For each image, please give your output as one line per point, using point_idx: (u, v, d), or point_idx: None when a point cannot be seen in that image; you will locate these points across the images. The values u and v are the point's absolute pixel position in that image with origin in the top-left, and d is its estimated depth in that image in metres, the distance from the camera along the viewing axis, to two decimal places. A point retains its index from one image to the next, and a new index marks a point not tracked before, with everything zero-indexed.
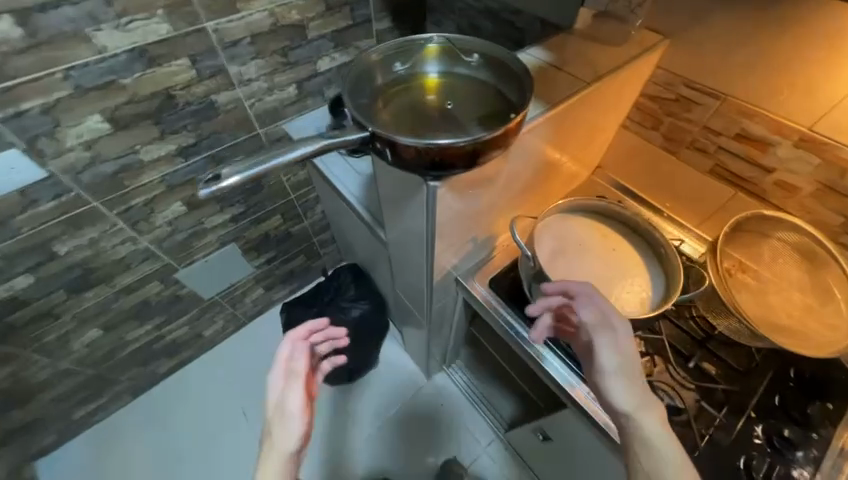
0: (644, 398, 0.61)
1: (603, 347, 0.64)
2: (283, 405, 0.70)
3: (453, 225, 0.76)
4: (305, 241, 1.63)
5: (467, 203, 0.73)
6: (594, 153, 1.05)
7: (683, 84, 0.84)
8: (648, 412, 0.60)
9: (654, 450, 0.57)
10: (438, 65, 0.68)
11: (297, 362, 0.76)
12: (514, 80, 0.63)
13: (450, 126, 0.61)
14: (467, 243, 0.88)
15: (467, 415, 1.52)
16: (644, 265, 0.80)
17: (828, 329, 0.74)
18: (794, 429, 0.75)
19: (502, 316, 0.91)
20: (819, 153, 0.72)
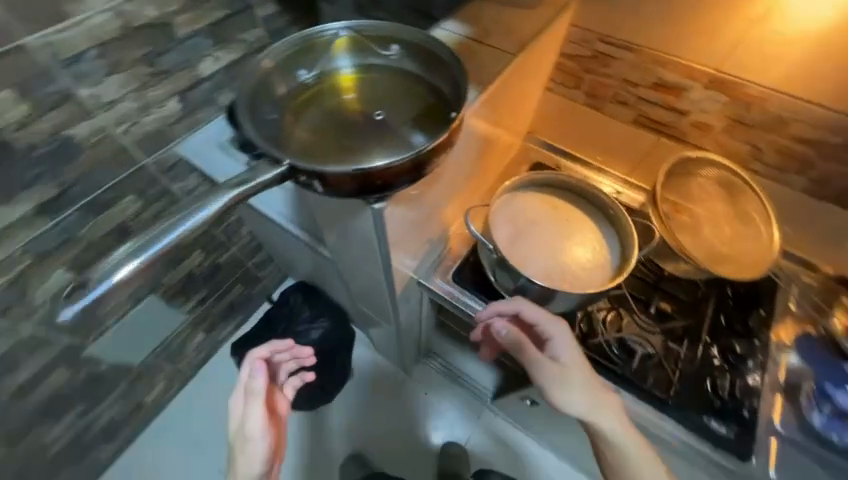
0: (589, 389, 0.70)
1: (531, 363, 0.73)
2: (246, 423, 0.79)
3: (405, 233, 0.70)
4: (238, 268, 1.43)
5: (415, 208, 0.67)
6: (524, 119, 1.02)
7: (599, 39, 0.84)
8: (596, 401, 0.69)
9: (606, 430, 0.69)
10: (353, 65, 0.62)
11: (256, 381, 0.82)
12: (443, 69, 0.58)
13: (384, 137, 0.55)
14: (422, 245, 0.83)
15: (453, 398, 1.44)
16: (597, 226, 0.80)
17: (760, 248, 0.80)
18: (742, 343, 0.81)
19: (470, 306, 0.87)
20: (726, 92, 0.77)
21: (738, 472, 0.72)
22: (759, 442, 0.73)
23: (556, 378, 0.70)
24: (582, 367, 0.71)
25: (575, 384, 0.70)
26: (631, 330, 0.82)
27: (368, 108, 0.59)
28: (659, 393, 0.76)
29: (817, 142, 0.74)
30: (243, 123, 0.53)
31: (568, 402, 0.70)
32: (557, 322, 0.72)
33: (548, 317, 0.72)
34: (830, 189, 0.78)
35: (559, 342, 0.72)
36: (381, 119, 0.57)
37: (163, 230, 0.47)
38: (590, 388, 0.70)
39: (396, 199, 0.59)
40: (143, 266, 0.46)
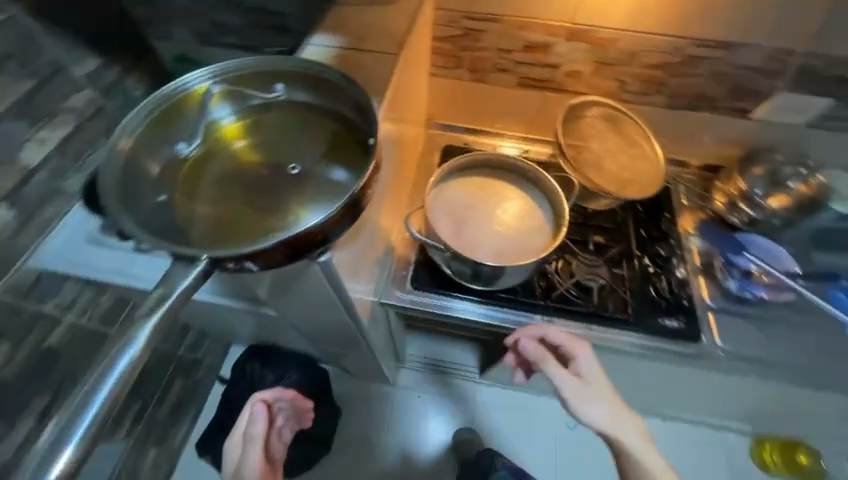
0: (614, 405, 0.70)
1: (558, 380, 0.71)
2: (243, 465, 0.84)
3: (355, 266, 0.66)
4: (170, 360, 1.24)
5: (358, 240, 0.63)
6: (420, 109, 1.02)
7: (464, 18, 0.86)
8: (622, 418, 0.69)
9: (636, 452, 0.67)
10: (238, 117, 0.56)
11: (255, 426, 0.88)
12: (338, 92, 0.54)
13: (305, 186, 0.50)
14: (372, 269, 0.80)
15: (446, 387, 1.43)
16: (525, 192, 0.82)
17: (649, 166, 0.92)
18: (663, 245, 0.94)
19: (442, 306, 0.86)
20: (584, 39, 0.85)
21: (697, 353, 0.84)
22: (701, 320, 0.87)
23: (583, 398, 0.70)
24: (609, 386, 0.72)
25: (600, 402, 0.70)
26: (580, 270, 0.90)
27: (273, 157, 0.53)
28: (621, 315, 0.85)
29: (664, 64, 0.86)
30: (127, 225, 0.45)
31: (594, 419, 0.69)
32: (579, 344, 0.75)
33: (569, 340, 0.76)
34: (683, 99, 0.92)
35: (585, 362, 0.74)
36: (298, 172, 0.52)
37: (92, 386, 0.39)
38: (616, 405, 0.70)
39: (339, 245, 0.56)
40: (84, 444, 0.38)
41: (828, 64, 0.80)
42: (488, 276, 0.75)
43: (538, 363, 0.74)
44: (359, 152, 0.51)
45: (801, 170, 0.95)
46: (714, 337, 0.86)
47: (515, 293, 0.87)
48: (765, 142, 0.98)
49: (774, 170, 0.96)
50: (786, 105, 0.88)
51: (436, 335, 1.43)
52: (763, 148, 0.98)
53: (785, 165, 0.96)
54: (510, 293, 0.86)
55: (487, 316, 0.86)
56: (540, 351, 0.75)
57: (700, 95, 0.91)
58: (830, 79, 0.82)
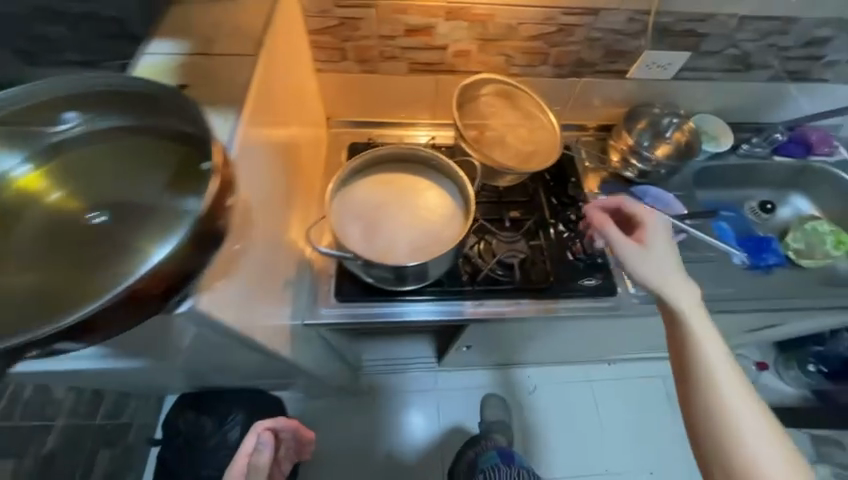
0: (670, 267, 0.66)
1: (611, 233, 0.70)
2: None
3: (253, 301, 0.57)
4: (86, 433, 1.11)
5: (248, 272, 0.55)
6: (314, 110, 0.95)
7: (335, 6, 0.80)
8: (678, 278, 0.64)
9: (684, 312, 0.62)
10: (18, 163, 0.45)
11: (264, 453, 0.80)
12: (159, 107, 0.47)
13: (133, 244, 0.42)
14: (286, 298, 0.72)
15: (408, 383, 1.42)
16: (433, 181, 0.80)
17: (548, 135, 0.93)
18: (573, 210, 0.98)
19: (372, 312, 0.83)
20: (463, 17, 0.83)
21: (617, 304, 0.90)
22: (616, 273, 0.92)
23: (642, 258, 0.67)
24: (672, 253, 0.68)
25: (662, 266, 0.66)
26: (501, 249, 0.91)
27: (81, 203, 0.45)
28: (544, 283, 0.87)
29: (542, 35, 0.88)
30: None
31: (653, 278, 0.65)
32: (649, 218, 0.71)
33: (640, 214, 0.72)
34: (566, 67, 0.96)
35: (653, 228, 0.70)
36: (109, 218, 0.44)
37: None
38: (673, 267, 0.66)
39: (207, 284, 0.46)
40: None
41: (678, 19, 0.87)
42: (407, 276, 0.72)
43: (599, 226, 0.72)
44: (203, 176, 0.43)
45: (674, 120, 1.05)
46: (629, 287, 0.91)
47: (442, 284, 0.86)
48: (641, 98, 1.07)
49: (653, 122, 1.06)
50: (654, 61, 0.95)
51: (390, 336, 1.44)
52: (641, 104, 1.07)
53: (662, 116, 1.06)
54: (437, 285, 0.85)
55: (416, 313, 0.84)
56: (600, 216, 0.74)
57: (580, 61, 0.95)
58: (683, 33, 0.89)
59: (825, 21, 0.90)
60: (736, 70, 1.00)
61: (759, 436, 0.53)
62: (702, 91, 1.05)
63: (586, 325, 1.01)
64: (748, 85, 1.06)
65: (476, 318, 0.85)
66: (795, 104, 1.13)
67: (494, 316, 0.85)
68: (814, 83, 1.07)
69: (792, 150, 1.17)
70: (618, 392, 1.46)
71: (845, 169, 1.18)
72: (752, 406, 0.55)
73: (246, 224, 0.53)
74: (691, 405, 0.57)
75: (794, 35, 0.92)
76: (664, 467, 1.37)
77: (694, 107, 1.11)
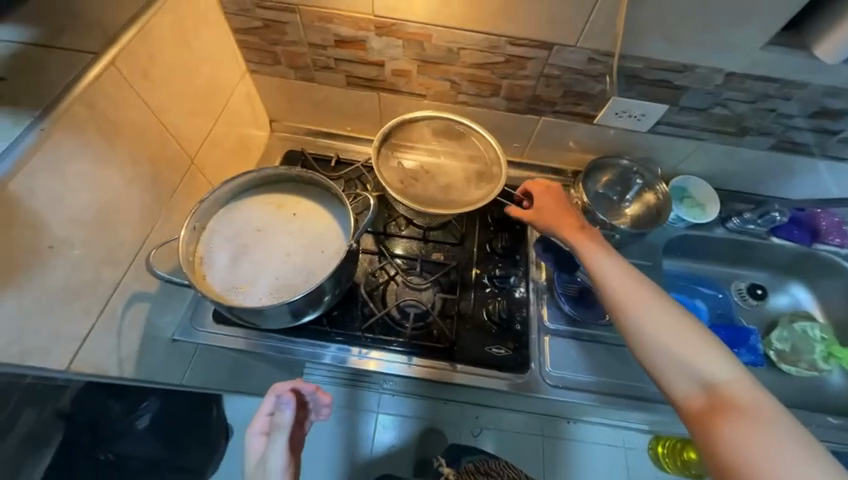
0: (568, 209, 0.75)
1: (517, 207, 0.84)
2: (263, 462, 0.64)
3: (29, 332, 0.48)
4: None
5: (18, 299, 0.47)
6: (244, 116, 0.89)
7: (256, 6, 0.73)
8: (574, 218, 0.73)
9: (582, 242, 0.68)
10: None
11: (283, 415, 0.64)
12: None
13: None
14: (120, 326, 0.62)
15: (350, 401, 1.27)
16: (330, 213, 0.73)
17: (485, 180, 0.83)
18: (502, 264, 0.87)
19: (249, 340, 0.76)
20: (396, 35, 0.75)
21: (528, 382, 0.78)
22: (533, 346, 0.81)
23: (553, 216, 0.74)
24: (568, 201, 0.77)
25: (570, 218, 0.73)
26: (405, 295, 0.82)
27: None
28: (443, 343, 0.78)
29: (488, 64, 0.77)
30: None
31: (569, 231, 0.71)
32: (552, 183, 0.79)
33: (544, 184, 0.79)
34: (522, 102, 0.85)
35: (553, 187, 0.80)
36: None
37: None
38: (571, 210, 0.75)
39: None
40: None
41: (648, 67, 0.74)
42: (258, 317, 0.63)
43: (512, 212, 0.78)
44: None
45: (640, 181, 0.92)
46: (544, 365, 0.80)
47: (329, 324, 0.78)
48: (614, 147, 0.94)
49: (622, 176, 0.94)
50: (624, 109, 0.82)
51: (333, 380, 1.10)
52: (609, 154, 0.95)
53: (631, 171, 0.93)
54: (324, 325, 0.77)
55: (295, 348, 0.76)
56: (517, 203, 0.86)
57: (536, 98, 0.84)
58: (655, 83, 0.77)
59: (839, 91, 0.74)
60: (726, 132, 0.86)
61: (686, 341, 0.53)
62: (686, 149, 0.92)
63: (515, 400, 0.87)
64: (743, 151, 0.90)
65: (366, 367, 0.76)
66: (806, 181, 0.95)
67: (381, 370, 0.76)
68: (832, 160, 0.89)
69: (794, 234, 1.00)
70: (566, 456, 1.28)
71: None
72: (675, 317, 0.55)
73: (18, 243, 0.46)
74: (624, 338, 0.58)
75: (798, 102, 0.77)
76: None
77: (679, 164, 0.97)
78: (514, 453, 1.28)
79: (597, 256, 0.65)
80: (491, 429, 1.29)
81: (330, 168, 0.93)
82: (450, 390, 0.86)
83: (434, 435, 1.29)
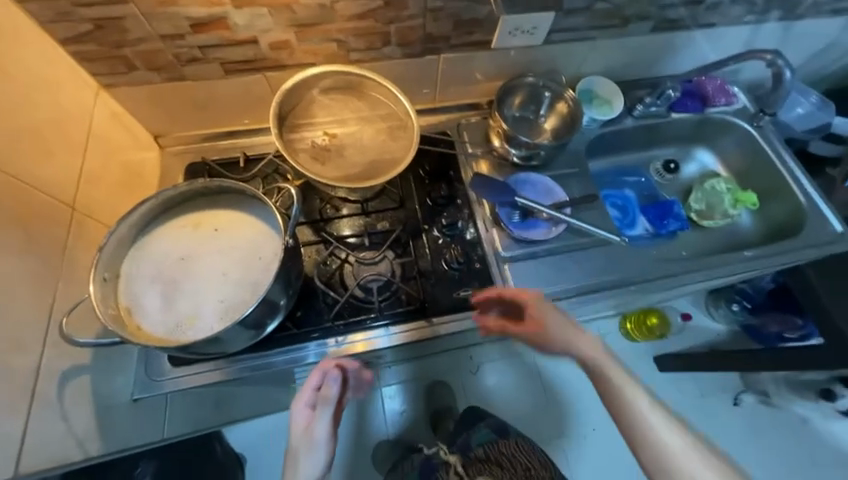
0: (570, 325, 0.71)
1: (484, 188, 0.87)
2: (308, 434, 0.63)
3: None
4: None
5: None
6: (118, 140, 0.77)
7: (76, 5, 0.60)
8: (584, 338, 0.70)
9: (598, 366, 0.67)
10: None
11: (330, 389, 0.64)
12: None
13: None
14: (61, 408, 0.56)
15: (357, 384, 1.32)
16: (254, 215, 0.68)
17: (401, 134, 0.82)
18: (447, 212, 0.88)
19: (220, 371, 0.71)
20: (258, 3, 0.66)
21: None
22: (496, 277, 0.85)
23: (539, 319, 0.72)
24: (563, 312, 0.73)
25: (568, 323, 0.72)
26: (363, 271, 0.81)
27: None
28: (414, 304, 0.79)
29: (368, 11, 0.72)
30: None
31: (542, 327, 0.72)
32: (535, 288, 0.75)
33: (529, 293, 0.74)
34: (417, 45, 0.81)
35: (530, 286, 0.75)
36: None
37: None
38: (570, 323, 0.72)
39: None
40: None
41: None
42: (217, 345, 0.60)
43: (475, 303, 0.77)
44: None
45: (548, 93, 0.95)
46: None
47: (295, 326, 0.75)
48: (518, 67, 0.94)
49: (532, 93, 0.96)
50: (516, 26, 0.82)
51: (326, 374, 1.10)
52: (516, 75, 0.95)
53: (539, 87, 0.95)
54: (292, 328, 0.75)
55: (270, 361, 0.73)
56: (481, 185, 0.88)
57: (429, 36, 0.80)
58: None
59: None
60: (611, 25, 0.89)
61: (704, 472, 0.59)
62: (582, 51, 0.95)
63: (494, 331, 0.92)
64: (630, 40, 0.95)
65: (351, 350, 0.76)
66: (688, 53, 1.03)
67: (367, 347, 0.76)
68: (704, 28, 0.97)
69: (688, 106, 1.10)
70: (561, 365, 1.39)
71: (742, 117, 1.12)
72: (691, 447, 0.60)
73: None
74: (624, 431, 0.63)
75: None
76: (599, 447, 1.31)
77: (580, 67, 1.00)
78: (517, 375, 1.37)
79: (612, 387, 0.65)
80: (489, 363, 1.38)
81: (241, 169, 0.85)
82: (435, 343, 0.90)
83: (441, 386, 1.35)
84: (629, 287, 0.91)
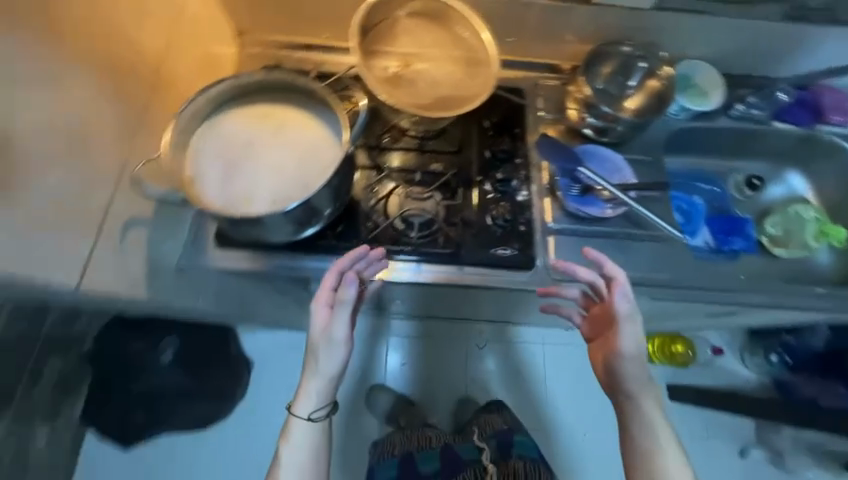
0: (643, 378, 0.73)
1: (548, 150, 0.84)
2: (327, 332, 0.69)
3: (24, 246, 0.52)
4: None
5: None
6: (204, 28, 0.81)
7: None
8: (649, 392, 0.74)
9: (647, 417, 0.73)
10: None
11: (347, 292, 0.69)
12: None
13: None
14: (121, 246, 0.66)
15: (367, 332, 1.36)
16: (319, 119, 0.69)
17: (478, 74, 0.79)
18: (504, 168, 0.85)
19: (263, 264, 0.74)
20: None
21: (532, 279, 0.80)
22: (538, 244, 0.82)
23: (623, 352, 0.73)
24: (647, 366, 0.74)
25: (641, 379, 0.73)
26: (408, 205, 0.81)
27: None
28: (451, 248, 0.79)
29: None
30: None
31: (615, 363, 0.74)
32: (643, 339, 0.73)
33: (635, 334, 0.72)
34: None
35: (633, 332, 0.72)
36: None
37: None
38: (647, 379, 0.73)
39: None
40: None
41: None
42: (261, 229, 0.63)
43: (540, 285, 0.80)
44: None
45: (644, 64, 0.87)
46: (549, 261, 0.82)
47: (334, 239, 0.77)
48: (616, 32, 0.88)
49: (624, 64, 0.88)
50: None
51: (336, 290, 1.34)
52: (610, 42, 0.89)
53: (634, 57, 0.88)
54: (330, 239, 0.77)
55: (306, 266, 0.76)
56: (547, 147, 0.85)
57: None
58: None
59: None
60: None
61: None
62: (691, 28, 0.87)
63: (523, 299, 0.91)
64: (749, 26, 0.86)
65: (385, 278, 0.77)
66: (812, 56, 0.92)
67: (406, 277, 0.77)
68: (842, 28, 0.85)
69: (796, 117, 0.98)
70: (566, 361, 1.36)
71: None
72: None
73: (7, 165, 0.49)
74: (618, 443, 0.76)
75: None
76: (594, 449, 1.29)
77: (683, 46, 0.91)
78: (519, 358, 1.36)
79: (655, 443, 0.72)
80: (493, 343, 1.37)
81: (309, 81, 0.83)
82: (458, 296, 0.90)
83: (444, 349, 1.37)
84: (677, 290, 0.85)
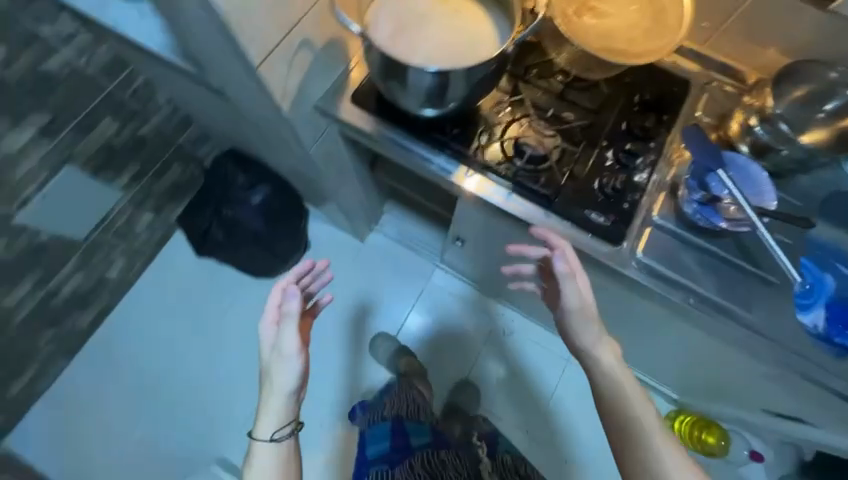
0: (595, 333, 0.76)
1: (695, 141, 0.77)
2: (279, 346, 0.73)
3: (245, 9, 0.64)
4: (169, 145, 1.33)
5: None
6: None
7: None
8: (607, 347, 0.75)
9: (615, 373, 0.72)
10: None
11: (290, 303, 0.75)
12: None
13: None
14: (291, 59, 0.75)
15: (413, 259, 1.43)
16: (491, 21, 0.72)
17: (658, 38, 0.75)
18: (636, 143, 0.82)
19: (378, 130, 0.82)
20: None
21: (607, 256, 0.78)
22: (634, 228, 0.79)
23: (569, 308, 0.77)
24: (596, 318, 0.76)
25: (595, 329, 0.76)
26: (527, 136, 0.82)
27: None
28: (548, 191, 0.79)
29: None
30: None
31: (566, 321, 0.78)
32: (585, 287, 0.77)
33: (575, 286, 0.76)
34: None
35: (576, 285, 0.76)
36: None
37: None
38: (600, 331, 0.76)
39: None
40: None
41: None
42: (399, 90, 0.70)
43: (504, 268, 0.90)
44: None
45: None
46: (636, 249, 0.79)
47: (448, 136, 0.81)
48: (832, 54, 0.77)
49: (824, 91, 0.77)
50: None
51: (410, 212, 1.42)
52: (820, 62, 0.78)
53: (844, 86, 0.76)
54: (444, 134, 0.81)
55: (412, 147, 0.82)
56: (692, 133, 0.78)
57: None
58: None
59: None
60: None
61: None
62: None
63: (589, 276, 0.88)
64: None
65: (478, 192, 0.81)
66: None
67: (491, 197, 0.80)
68: None
69: None
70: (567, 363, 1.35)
71: None
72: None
73: None
74: (608, 439, 0.70)
75: None
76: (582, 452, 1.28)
77: None
78: (535, 346, 1.35)
79: (635, 396, 0.70)
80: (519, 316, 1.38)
81: None
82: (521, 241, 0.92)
83: (465, 304, 1.39)
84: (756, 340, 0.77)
